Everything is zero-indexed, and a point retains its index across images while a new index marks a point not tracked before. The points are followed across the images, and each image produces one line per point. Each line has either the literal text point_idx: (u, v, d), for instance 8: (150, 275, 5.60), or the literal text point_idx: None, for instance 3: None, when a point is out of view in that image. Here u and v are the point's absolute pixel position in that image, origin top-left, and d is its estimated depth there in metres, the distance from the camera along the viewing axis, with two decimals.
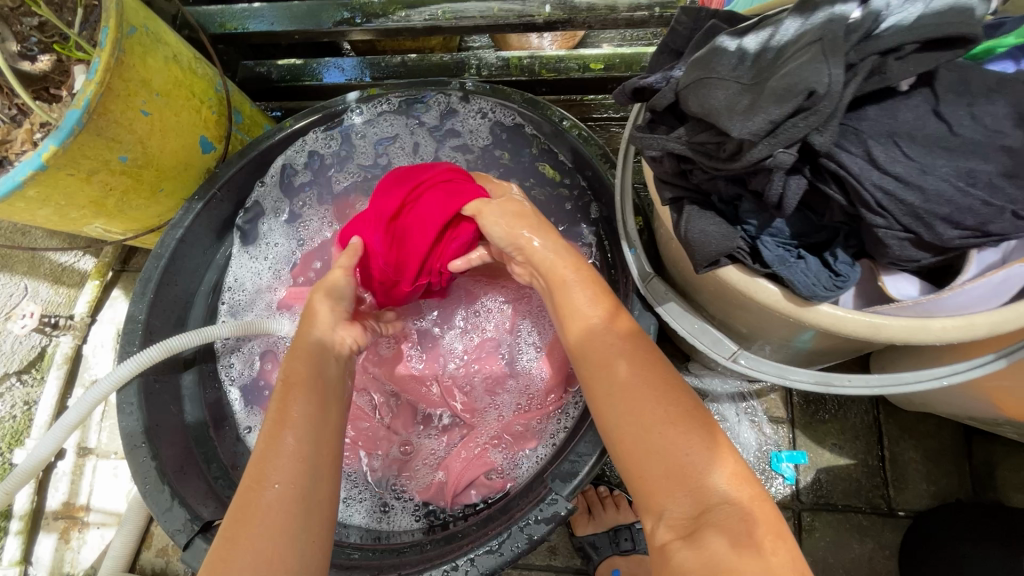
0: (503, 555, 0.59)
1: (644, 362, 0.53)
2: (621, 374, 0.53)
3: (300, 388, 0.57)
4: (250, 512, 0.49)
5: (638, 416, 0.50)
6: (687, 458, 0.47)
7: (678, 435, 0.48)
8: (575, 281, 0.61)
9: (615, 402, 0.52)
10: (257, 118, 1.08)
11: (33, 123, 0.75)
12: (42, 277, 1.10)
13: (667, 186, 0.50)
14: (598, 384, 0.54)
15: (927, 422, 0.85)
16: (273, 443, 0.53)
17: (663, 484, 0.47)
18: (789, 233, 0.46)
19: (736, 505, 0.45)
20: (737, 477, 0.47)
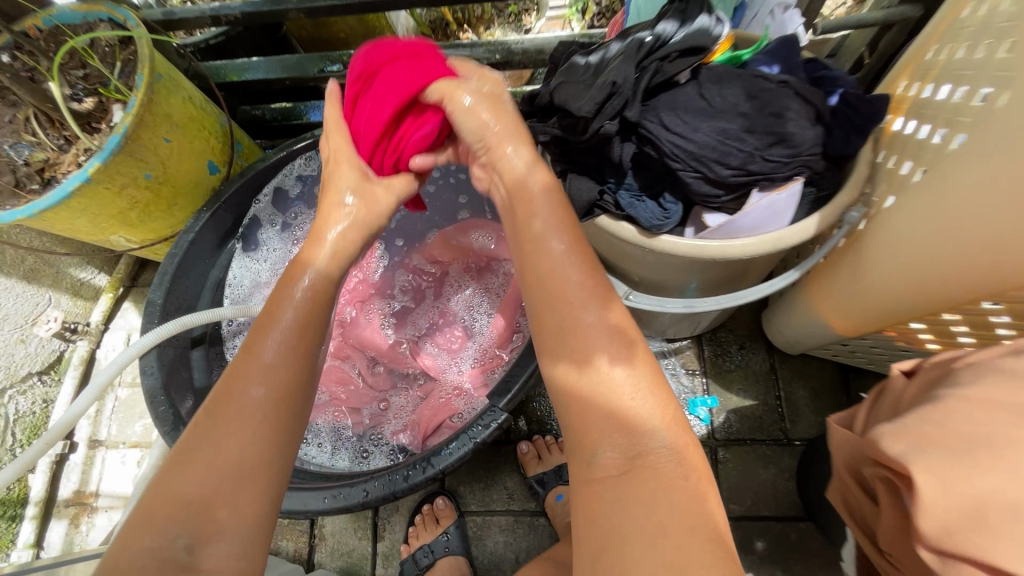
0: (454, 456, 0.76)
1: (602, 301, 0.53)
2: (578, 306, 0.52)
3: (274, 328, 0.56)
4: (235, 400, 0.50)
5: (586, 352, 0.50)
6: (630, 403, 0.48)
7: (626, 375, 0.49)
8: (542, 199, 0.59)
9: (566, 337, 0.51)
10: (252, 148, 1.29)
11: (79, 149, 0.95)
12: (63, 290, 1.26)
13: (557, 161, 0.71)
14: (554, 315, 0.53)
15: (812, 365, 1.04)
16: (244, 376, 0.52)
17: (600, 424, 0.49)
18: (637, 186, 0.66)
19: (672, 453, 0.47)
20: (674, 423, 0.49)
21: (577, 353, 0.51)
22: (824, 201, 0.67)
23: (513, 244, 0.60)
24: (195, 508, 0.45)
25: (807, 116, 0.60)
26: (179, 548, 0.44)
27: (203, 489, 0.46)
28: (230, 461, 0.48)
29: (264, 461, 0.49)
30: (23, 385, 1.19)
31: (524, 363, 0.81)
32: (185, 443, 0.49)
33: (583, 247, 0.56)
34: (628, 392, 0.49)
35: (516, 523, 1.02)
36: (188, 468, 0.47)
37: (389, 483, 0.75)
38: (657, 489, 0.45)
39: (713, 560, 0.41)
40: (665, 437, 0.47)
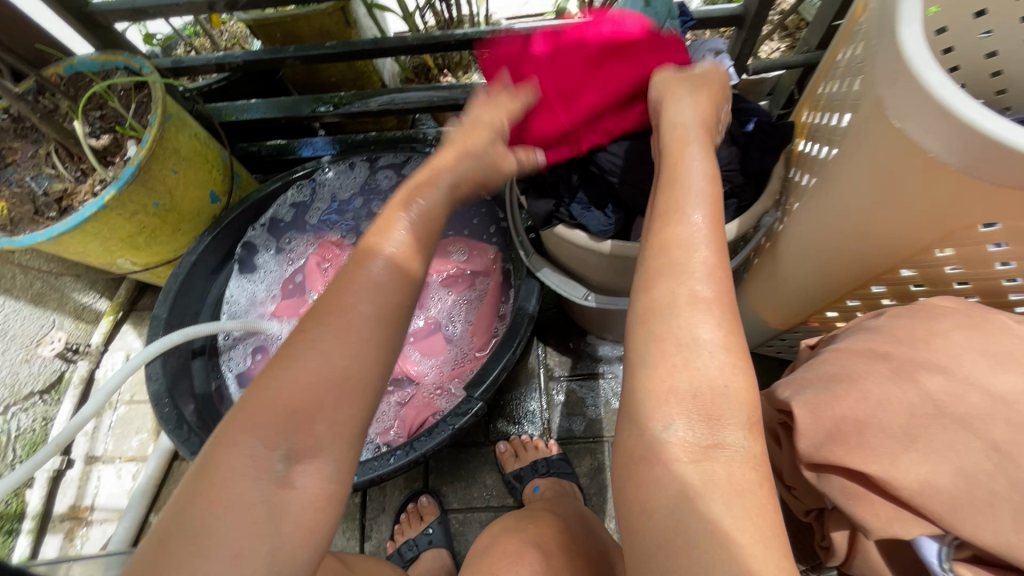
0: (434, 440, 0.85)
1: (724, 288, 0.51)
2: (691, 258, 0.52)
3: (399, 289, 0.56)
4: (334, 321, 0.53)
5: (691, 324, 0.48)
6: (711, 375, 0.47)
7: (720, 347, 0.48)
8: (691, 158, 0.59)
9: (684, 307, 0.49)
10: (250, 180, 1.40)
11: (94, 180, 1.06)
12: (66, 313, 1.33)
13: (519, 181, 0.85)
14: (675, 282, 0.51)
15: (762, 364, 1.15)
16: (350, 327, 0.53)
17: (687, 403, 0.46)
18: (585, 198, 0.78)
19: (749, 455, 0.45)
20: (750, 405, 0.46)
21: (671, 307, 0.49)
22: (744, 209, 0.80)
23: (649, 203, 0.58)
24: (292, 416, 0.49)
25: (719, 139, 0.74)
26: (276, 461, 0.49)
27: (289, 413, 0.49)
28: (321, 390, 0.50)
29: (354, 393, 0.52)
30: (26, 403, 1.25)
31: (495, 359, 0.91)
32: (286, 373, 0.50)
33: (717, 224, 0.54)
34: (715, 359, 0.47)
35: (496, 518, 1.09)
36: (270, 401, 0.50)
37: (375, 466, 0.84)
38: (726, 481, 0.43)
39: (770, 549, 0.40)
40: (737, 409, 0.46)
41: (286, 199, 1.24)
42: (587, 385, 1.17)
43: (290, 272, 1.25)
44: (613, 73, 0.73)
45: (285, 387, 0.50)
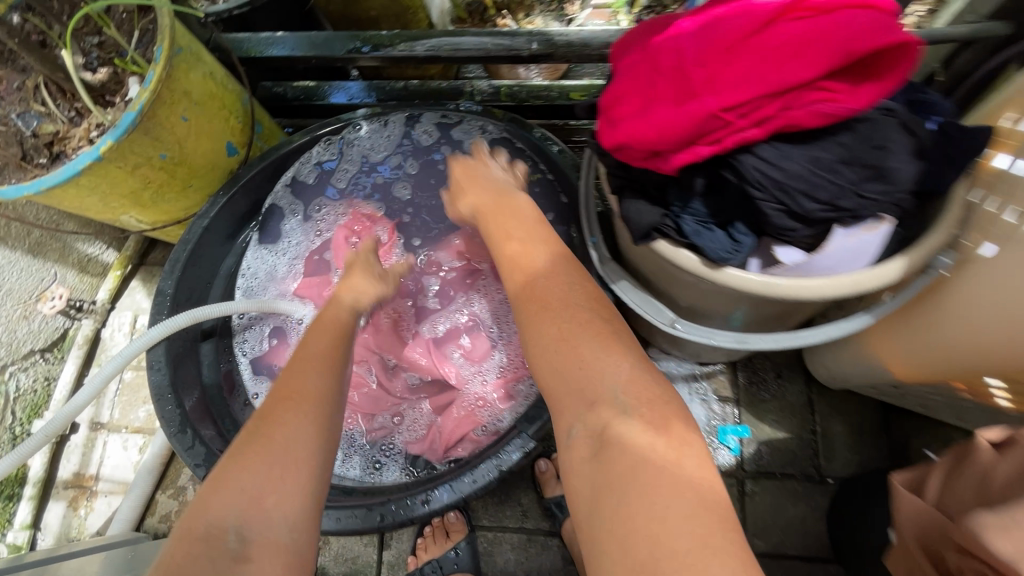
0: (476, 483, 0.71)
1: (582, 314, 0.57)
2: (545, 312, 0.58)
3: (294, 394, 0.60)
4: (275, 415, 0.57)
5: (569, 347, 0.54)
6: (597, 380, 0.51)
7: (595, 350, 0.53)
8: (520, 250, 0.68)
9: (547, 352, 0.55)
10: (274, 130, 1.22)
11: (90, 123, 0.89)
12: (69, 266, 1.20)
13: (613, 176, 0.65)
14: (541, 346, 0.56)
15: (854, 402, 0.99)
16: (270, 424, 0.56)
17: (573, 403, 0.51)
18: (704, 211, 0.60)
19: (634, 418, 0.47)
20: (635, 384, 0.50)
21: (549, 360, 0.55)
22: (909, 242, 0.61)
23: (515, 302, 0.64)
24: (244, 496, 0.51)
25: (910, 150, 0.53)
26: (230, 538, 0.48)
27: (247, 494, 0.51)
28: (268, 475, 0.52)
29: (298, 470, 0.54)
30: (25, 362, 1.15)
31: None
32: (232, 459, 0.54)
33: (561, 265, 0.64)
34: (590, 364, 0.52)
35: (528, 542, 0.98)
36: (230, 482, 0.52)
37: (408, 506, 0.70)
38: (625, 453, 0.45)
39: (693, 528, 0.39)
40: (621, 396, 0.49)
41: (312, 157, 1.05)
42: None
43: (321, 244, 1.08)
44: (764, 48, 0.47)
45: (248, 469, 0.52)
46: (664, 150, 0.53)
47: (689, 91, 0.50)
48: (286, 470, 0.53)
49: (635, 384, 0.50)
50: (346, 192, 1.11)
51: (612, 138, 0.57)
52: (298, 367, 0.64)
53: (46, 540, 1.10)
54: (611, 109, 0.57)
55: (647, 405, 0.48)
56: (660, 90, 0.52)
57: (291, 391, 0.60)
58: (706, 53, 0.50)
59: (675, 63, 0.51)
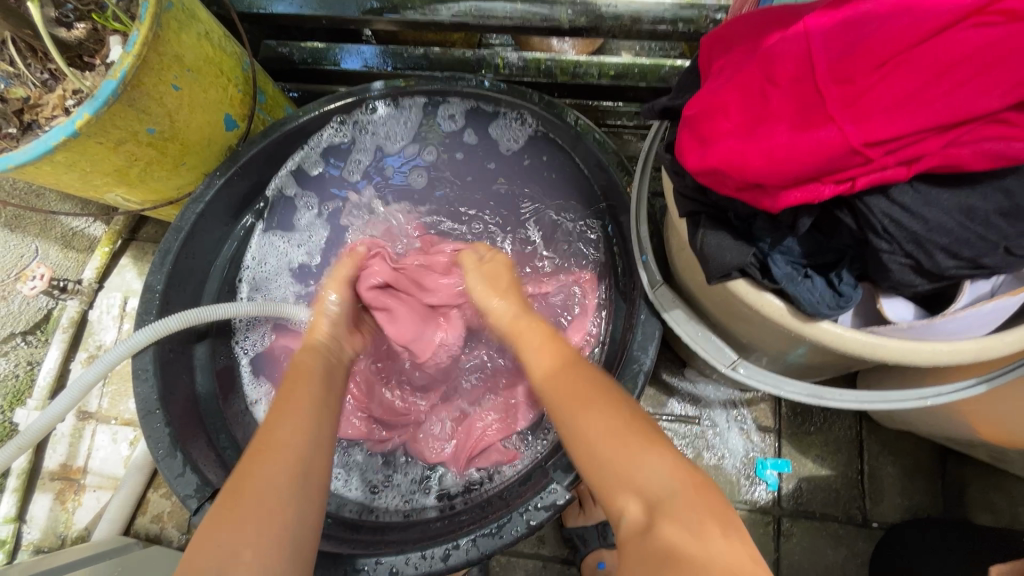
0: (503, 538, 0.63)
1: (613, 398, 0.61)
2: (585, 398, 0.60)
3: (272, 430, 0.58)
4: (253, 469, 0.54)
5: (608, 424, 0.57)
6: (642, 467, 0.53)
7: (639, 448, 0.55)
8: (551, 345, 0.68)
9: (589, 437, 0.58)
10: (279, 99, 1.07)
11: (66, 89, 0.76)
12: (53, 241, 1.07)
13: (686, 200, 0.54)
14: (588, 428, 0.58)
15: (905, 440, 0.92)
16: (251, 472, 0.54)
17: (614, 483, 0.54)
18: (798, 251, 0.50)
19: (680, 496, 0.51)
20: (683, 474, 0.53)
21: (589, 440, 0.57)
22: None
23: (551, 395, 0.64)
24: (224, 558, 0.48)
25: None
26: None
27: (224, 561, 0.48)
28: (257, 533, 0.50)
29: (276, 528, 0.51)
30: (5, 346, 1.04)
31: None
32: (213, 514, 0.51)
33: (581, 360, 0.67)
34: (634, 459, 0.54)
35: (544, 570, 0.91)
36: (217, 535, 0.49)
37: (424, 560, 0.63)
38: (678, 532, 0.48)
39: None
40: (669, 484, 0.52)
41: (320, 143, 0.93)
42: (678, 430, 0.94)
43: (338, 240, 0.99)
44: (933, 66, 0.36)
45: (223, 531, 0.49)
46: (771, 184, 0.42)
47: (817, 116, 0.39)
48: (263, 527, 0.50)
49: (679, 471, 0.53)
50: (363, 185, 1.00)
51: (699, 162, 0.46)
52: (279, 415, 0.60)
53: (32, 534, 1.02)
54: (699, 124, 0.46)
55: (696, 490, 0.51)
56: (774, 109, 0.41)
57: (267, 434, 0.57)
58: (847, 69, 0.39)
59: (801, 77, 0.40)
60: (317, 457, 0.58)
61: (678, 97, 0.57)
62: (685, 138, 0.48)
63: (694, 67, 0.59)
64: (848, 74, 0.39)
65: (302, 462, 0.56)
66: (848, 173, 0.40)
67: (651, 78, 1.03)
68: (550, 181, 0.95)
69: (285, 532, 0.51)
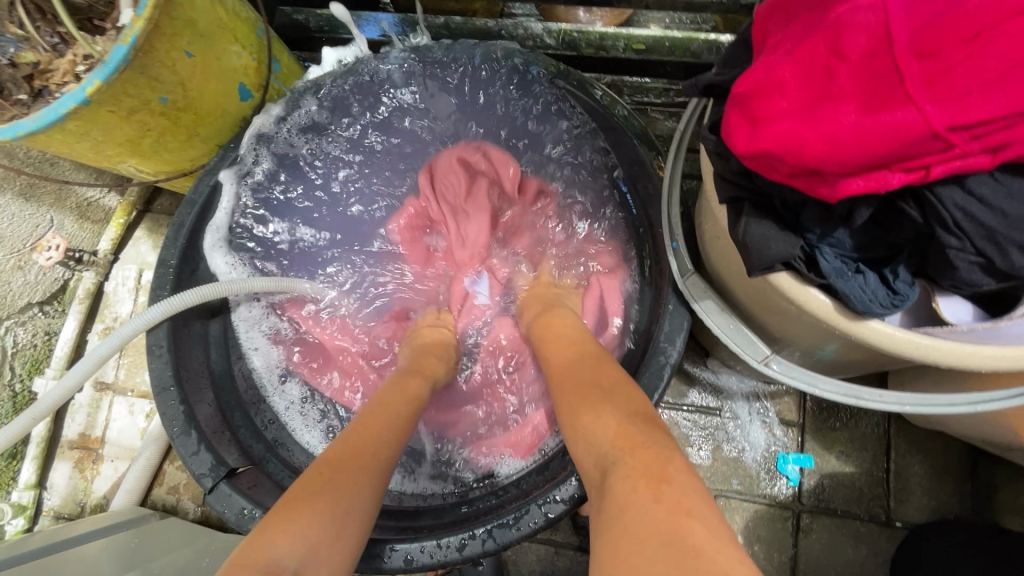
0: (521, 529, 0.62)
1: (593, 376, 0.59)
2: (568, 381, 0.60)
3: (366, 434, 0.56)
4: (349, 466, 0.51)
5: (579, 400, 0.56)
6: (592, 437, 0.50)
7: (593, 423, 0.51)
8: (552, 335, 0.71)
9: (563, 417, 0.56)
10: (295, 70, 1.04)
11: (76, 54, 0.73)
12: (67, 211, 1.04)
13: (729, 184, 0.50)
14: (562, 407, 0.57)
15: (936, 439, 0.89)
16: (349, 465, 0.51)
17: (579, 456, 0.52)
18: (849, 245, 0.47)
19: (617, 458, 0.46)
20: (637, 446, 0.46)
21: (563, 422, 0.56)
22: None
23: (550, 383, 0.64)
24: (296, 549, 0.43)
25: None
26: None
27: (299, 553, 0.43)
28: (329, 532, 0.46)
29: (350, 537, 0.47)
30: (22, 316, 1.03)
31: None
32: (290, 499, 0.47)
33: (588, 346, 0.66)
34: (582, 426, 0.52)
35: (556, 556, 0.90)
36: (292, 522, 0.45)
37: (438, 550, 0.62)
38: (613, 496, 0.43)
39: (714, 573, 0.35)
40: (609, 448, 0.48)
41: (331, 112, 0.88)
42: (699, 420, 0.91)
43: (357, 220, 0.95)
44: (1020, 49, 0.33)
45: (306, 520, 0.45)
46: (829, 171, 0.40)
47: (890, 96, 0.36)
48: (340, 525, 0.47)
49: (621, 434, 0.48)
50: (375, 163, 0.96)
51: (750, 144, 0.42)
52: (369, 425, 0.57)
53: (52, 500, 1.04)
54: (751, 100, 0.43)
55: (630, 451, 0.46)
56: (841, 87, 0.38)
57: (362, 438, 0.55)
58: (930, 43, 0.35)
59: (874, 52, 0.37)
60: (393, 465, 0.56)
61: (724, 73, 0.53)
62: (733, 123, 0.44)
63: (743, 39, 0.54)
64: (931, 48, 0.35)
65: (384, 470, 0.54)
66: (919, 165, 0.37)
67: (682, 54, 0.98)
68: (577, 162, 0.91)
69: (351, 548, 0.47)
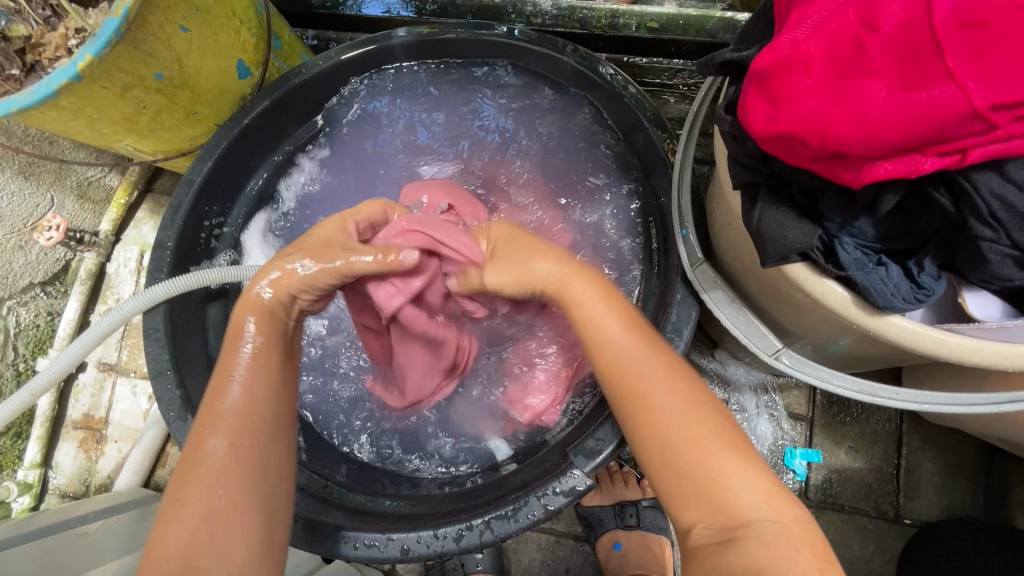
0: (520, 521, 0.61)
1: (680, 384, 0.52)
2: (651, 383, 0.52)
3: (219, 397, 0.52)
4: (201, 448, 0.49)
5: (686, 416, 0.49)
6: (733, 483, 0.46)
7: (723, 460, 0.47)
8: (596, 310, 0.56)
9: (660, 436, 0.50)
10: (295, 47, 1.00)
11: (68, 28, 0.70)
12: (68, 191, 1.01)
13: (744, 169, 0.48)
14: (653, 418, 0.50)
15: (950, 437, 0.86)
16: (198, 445, 0.49)
17: (694, 498, 0.47)
18: (871, 235, 0.44)
19: (779, 524, 0.44)
20: (774, 497, 0.46)
21: (656, 439, 0.50)
22: None
23: (607, 371, 0.54)
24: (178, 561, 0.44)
25: None
26: None
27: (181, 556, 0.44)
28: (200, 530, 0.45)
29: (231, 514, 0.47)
30: (24, 297, 1.02)
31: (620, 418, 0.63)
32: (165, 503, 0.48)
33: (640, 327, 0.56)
34: (718, 472, 0.47)
35: (557, 545, 0.89)
36: (171, 523, 0.46)
37: (436, 540, 0.61)
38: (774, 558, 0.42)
39: None
40: (765, 512, 0.45)
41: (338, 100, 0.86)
42: None
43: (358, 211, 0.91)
44: None
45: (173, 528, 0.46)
46: (854, 154, 0.37)
47: (927, 71, 0.34)
48: (216, 523, 0.46)
49: (773, 498, 0.46)
50: None
51: (769, 125, 0.40)
52: (236, 376, 0.53)
53: (57, 479, 1.04)
54: (772, 77, 0.40)
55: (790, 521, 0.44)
56: (871, 61, 0.35)
57: (215, 408, 0.51)
58: (975, 12, 0.32)
59: (912, 22, 0.34)
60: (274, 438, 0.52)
61: (742, 49, 0.49)
62: (752, 99, 0.41)
63: (765, 12, 0.51)
64: (976, 17, 0.32)
65: (250, 431, 0.51)
66: (960, 147, 0.34)
67: (699, 32, 0.92)
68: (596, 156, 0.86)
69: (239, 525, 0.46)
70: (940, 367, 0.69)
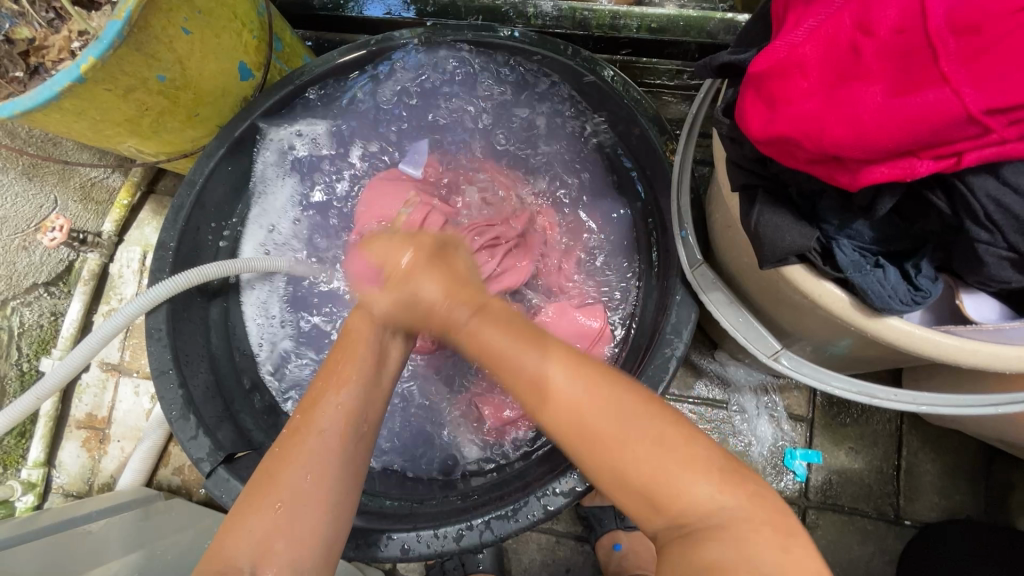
0: (519, 521, 0.61)
1: (537, 341, 0.51)
2: (512, 343, 0.50)
3: (327, 388, 0.54)
4: (295, 440, 0.51)
5: (557, 375, 0.48)
6: (615, 429, 0.46)
7: (596, 410, 0.47)
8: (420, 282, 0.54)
9: (542, 405, 0.49)
10: (297, 48, 1.01)
11: (71, 30, 0.71)
12: (71, 192, 1.02)
13: (743, 171, 0.48)
14: (527, 387, 0.49)
15: (950, 438, 0.86)
16: (296, 437, 0.51)
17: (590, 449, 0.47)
18: (869, 237, 0.44)
19: (656, 436, 0.46)
20: (651, 409, 0.47)
21: (545, 410, 0.49)
22: None
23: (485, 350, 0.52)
24: (253, 550, 0.46)
25: None
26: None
27: (259, 545, 0.46)
28: (275, 523, 0.47)
29: (314, 514, 0.48)
30: (28, 296, 1.02)
31: None
32: (250, 490, 0.50)
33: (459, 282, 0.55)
34: (599, 420, 0.47)
35: (557, 545, 0.89)
36: (252, 511, 0.48)
37: (435, 540, 0.62)
38: (656, 465, 0.45)
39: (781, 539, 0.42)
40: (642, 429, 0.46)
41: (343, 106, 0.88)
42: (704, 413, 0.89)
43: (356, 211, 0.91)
44: None
45: (252, 518, 0.47)
46: (850, 157, 0.37)
47: (920, 75, 0.34)
48: (293, 518, 0.48)
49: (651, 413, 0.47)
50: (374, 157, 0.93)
51: (766, 128, 0.40)
52: (342, 367, 0.55)
53: (61, 478, 1.05)
54: (769, 79, 0.40)
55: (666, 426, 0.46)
56: (866, 65, 0.35)
57: (318, 400, 0.53)
58: (969, 16, 0.32)
59: (906, 27, 0.34)
60: (360, 442, 0.53)
61: (740, 52, 0.50)
62: (750, 102, 0.42)
63: (763, 15, 0.51)
64: (970, 21, 0.32)
65: (349, 434, 0.52)
66: (957, 149, 0.34)
67: (700, 33, 0.92)
68: (576, 163, 0.89)
69: (317, 526, 0.48)
70: (939, 368, 0.70)
